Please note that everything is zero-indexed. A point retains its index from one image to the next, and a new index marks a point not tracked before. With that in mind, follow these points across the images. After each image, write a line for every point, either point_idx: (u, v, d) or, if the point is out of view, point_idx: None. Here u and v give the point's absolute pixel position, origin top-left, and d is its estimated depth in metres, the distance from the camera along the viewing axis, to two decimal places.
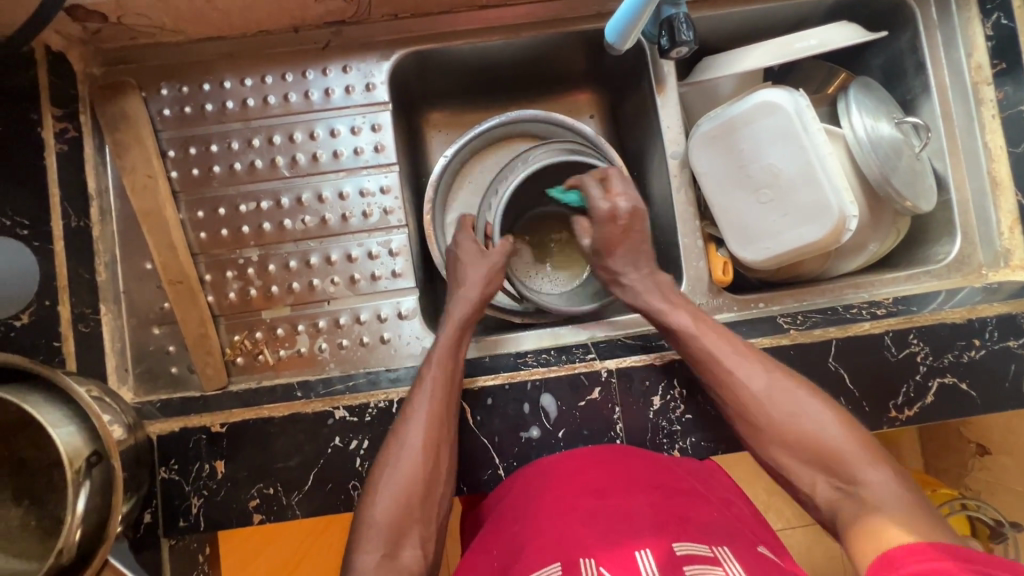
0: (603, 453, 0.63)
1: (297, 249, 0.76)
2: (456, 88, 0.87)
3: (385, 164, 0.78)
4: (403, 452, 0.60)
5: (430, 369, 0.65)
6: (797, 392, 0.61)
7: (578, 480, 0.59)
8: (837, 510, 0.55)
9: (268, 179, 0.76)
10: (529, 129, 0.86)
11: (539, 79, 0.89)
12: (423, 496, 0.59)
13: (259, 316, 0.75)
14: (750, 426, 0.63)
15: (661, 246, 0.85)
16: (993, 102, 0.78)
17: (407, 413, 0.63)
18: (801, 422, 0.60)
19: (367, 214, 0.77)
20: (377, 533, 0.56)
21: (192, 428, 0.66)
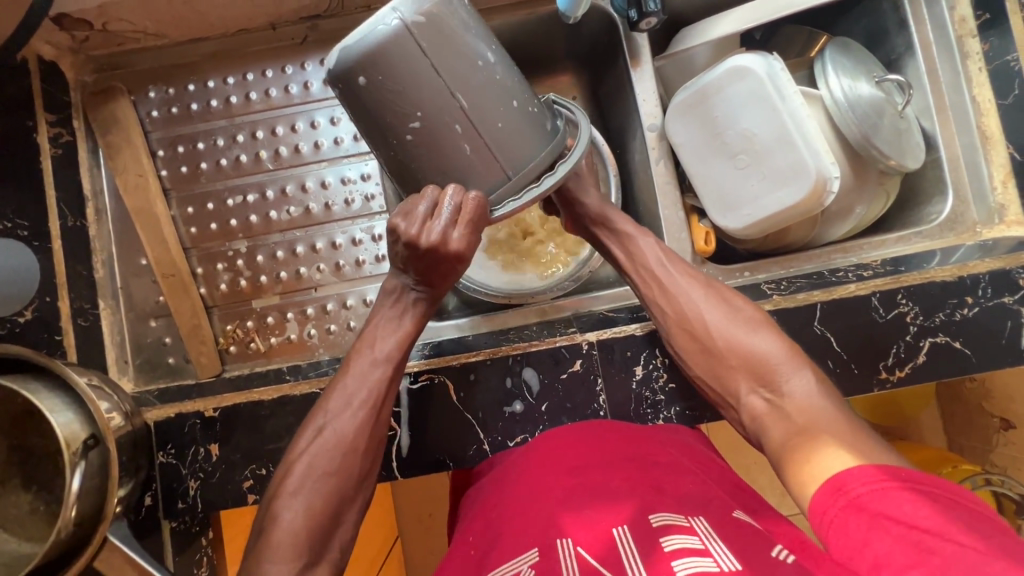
0: (579, 429, 0.64)
1: (283, 240, 0.78)
2: None
3: (364, 152, 0.79)
4: (337, 454, 0.58)
5: (380, 369, 0.63)
6: (753, 336, 0.61)
7: (552, 460, 0.60)
8: (765, 421, 0.58)
9: (253, 173, 0.79)
10: None
11: (518, 63, 0.90)
12: (342, 511, 0.57)
13: (250, 305, 0.78)
14: (692, 343, 0.64)
15: (646, 222, 0.85)
16: (979, 54, 0.76)
17: (343, 402, 0.61)
18: (725, 336, 0.62)
19: (349, 201, 0.79)
20: (290, 536, 0.53)
21: (186, 414, 0.68)
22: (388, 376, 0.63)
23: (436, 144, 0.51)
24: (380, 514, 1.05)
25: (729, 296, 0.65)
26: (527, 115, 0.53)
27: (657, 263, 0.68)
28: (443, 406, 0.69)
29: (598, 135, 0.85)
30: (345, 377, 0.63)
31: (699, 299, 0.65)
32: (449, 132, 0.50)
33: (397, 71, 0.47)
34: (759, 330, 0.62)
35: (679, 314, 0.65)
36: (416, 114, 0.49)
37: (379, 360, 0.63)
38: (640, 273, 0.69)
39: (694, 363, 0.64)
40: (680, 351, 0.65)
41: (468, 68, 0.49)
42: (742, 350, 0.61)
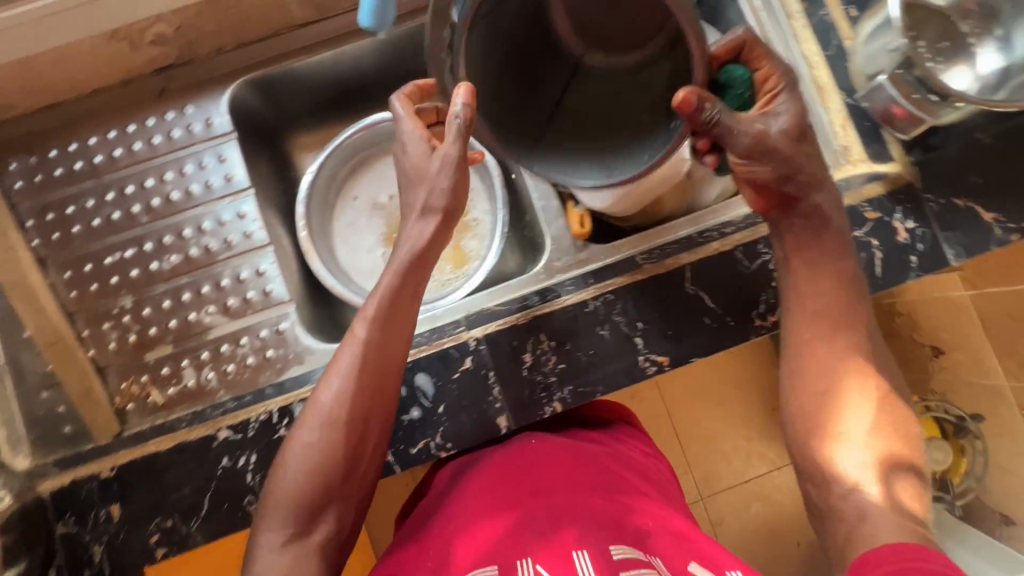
0: (546, 450, 0.67)
1: (167, 291, 0.78)
2: (312, 108, 0.91)
3: (237, 191, 0.80)
4: (329, 422, 0.62)
5: (362, 328, 0.63)
6: (888, 429, 0.60)
7: (519, 479, 0.63)
8: (843, 500, 0.57)
9: (129, 228, 0.79)
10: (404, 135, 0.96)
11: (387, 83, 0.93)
12: (339, 482, 0.61)
13: (143, 360, 0.77)
14: (811, 391, 0.64)
15: (529, 215, 0.87)
16: (800, 13, 0.81)
17: (331, 371, 0.64)
18: (835, 402, 0.62)
19: (228, 240, 0.79)
20: (281, 509, 0.60)
21: (83, 478, 0.68)
22: (375, 341, 0.63)
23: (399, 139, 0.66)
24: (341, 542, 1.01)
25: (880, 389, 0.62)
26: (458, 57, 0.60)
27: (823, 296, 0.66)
28: None
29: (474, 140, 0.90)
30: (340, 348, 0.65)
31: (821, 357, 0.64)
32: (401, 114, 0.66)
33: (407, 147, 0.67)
34: (893, 428, 0.60)
35: (813, 364, 0.64)
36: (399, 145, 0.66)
37: (357, 327, 0.64)
38: (833, 317, 0.65)
39: (796, 410, 0.64)
40: (794, 410, 0.65)
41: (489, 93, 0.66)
42: (843, 421, 0.61)
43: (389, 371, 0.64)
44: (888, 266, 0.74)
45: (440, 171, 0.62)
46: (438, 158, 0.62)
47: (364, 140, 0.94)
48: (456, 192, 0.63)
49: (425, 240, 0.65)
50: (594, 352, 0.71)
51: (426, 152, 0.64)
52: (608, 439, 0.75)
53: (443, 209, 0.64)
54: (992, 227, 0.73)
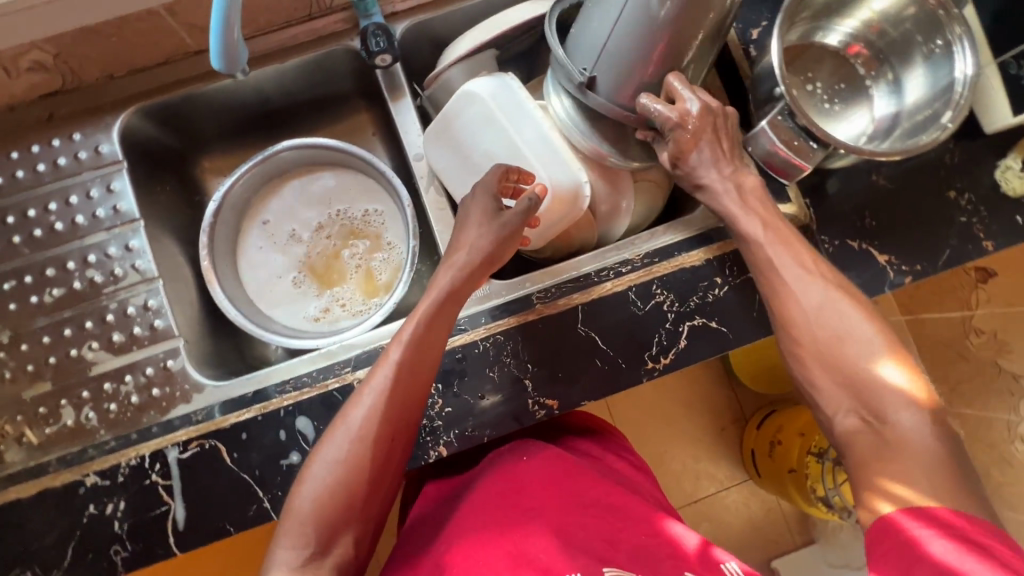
0: (535, 471, 0.68)
1: (47, 326, 0.75)
2: (219, 133, 0.90)
3: (127, 222, 0.78)
4: (354, 439, 0.60)
5: (396, 350, 0.63)
6: (881, 358, 0.61)
7: (515, 497, 0.64)
8: (859, 441, 0.59)
9: (9, 260, 0.76)
10: (317, 160, 0.94)
11: (297, 108, 0.93)
12: (357, 501, 0.59)
13: (20, 397, 0.74)
14: (809, 348, 0.64)
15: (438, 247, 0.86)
16: None
17: (362, 390, 0.63)
18: (844, 352, 0.62)
19: (114, 272, 0.77)
20: (297, 522, 0.57)
21: None
22: (410, 363, 0.63)
23: (506, 119, 0.74)
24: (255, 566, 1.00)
25: (863, 304, 0.64)
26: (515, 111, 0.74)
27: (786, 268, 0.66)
28: (217, 469, 0.67)
29: (384, 165, 0.88)
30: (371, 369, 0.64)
31: (812, 306, 0.64)
32: (492, 107, 0.73)
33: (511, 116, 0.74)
34: (877, 350, 0.61)
35: (810, 331, 0.64)
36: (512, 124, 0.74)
37: (392, 348, 0.64)
38: (827, 277, 0.65)
39: (808, 367, 0.64)
40: (796, 365, 0.65)
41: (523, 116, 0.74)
42: (857, 368, 0.61)
43: (415, 401, 0.63)
44: None
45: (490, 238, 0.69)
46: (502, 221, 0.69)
47: (273, 166, 0.92)
48: (501, 244, 0.70)
49: (458, 279, 0.68)
50: (481, 394, 0.70)
51: (488, 215, 0.70)
52: (586, 453, 0.79)
53: (488, 257, 0.69)
54: (885, 268, 0.73)
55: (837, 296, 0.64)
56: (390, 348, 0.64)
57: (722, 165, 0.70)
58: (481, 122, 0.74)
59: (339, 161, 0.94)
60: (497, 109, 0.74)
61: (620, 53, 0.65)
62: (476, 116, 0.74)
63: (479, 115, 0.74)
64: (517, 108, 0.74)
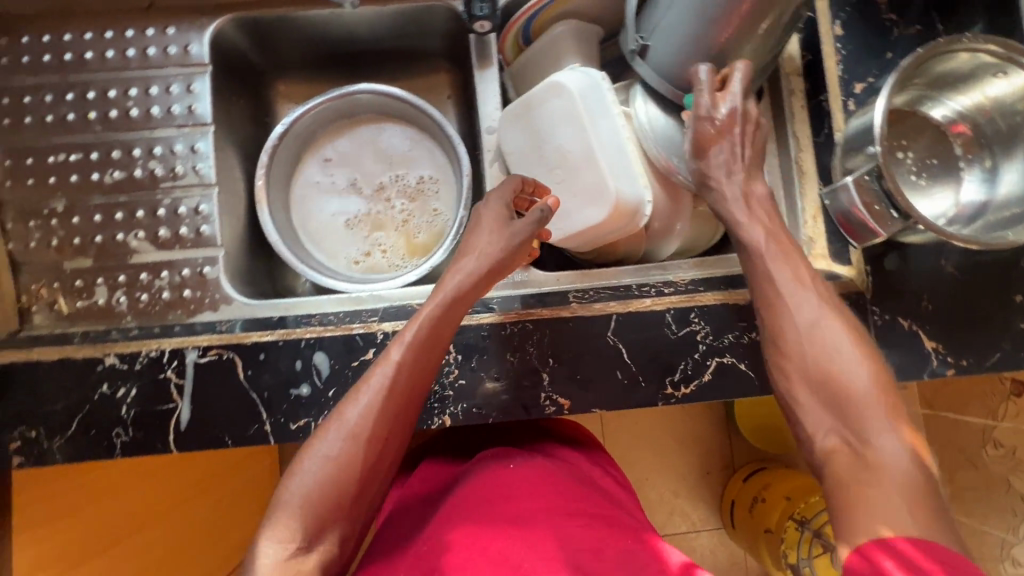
0: (522, 480, 0.69)
1: (103, 204, 0.77)
2: (302, 60, 0.92)
3: (198, 125, 0.79)
4: (347, 435, 0.57)
5: (398, 350, 0.60)
6: (882, 388, 0.52)
7: (504, 502, 0.65)
8: (837, 459, 0.51)
9: (80, 133, 0.78)
10: (388, 110, 0.95)
11: (381, 54, 0.93)
12: (345, 500, 0.56)
13: (60, 266, 0.76)
14: (786, 369, 0.56)
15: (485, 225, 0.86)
16: (801, 92, 0.79)
17: (362, 387, 0.60)
18: (828, 370, 0.54)
19: (175, 168, 0.78)
20: (286, 516, 0.54)
21: None
22: (412, 363, 0.61)
23: (588, 120, 0.72)
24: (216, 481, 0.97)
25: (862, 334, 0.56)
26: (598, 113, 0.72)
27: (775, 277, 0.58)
28: (228, 382, 0.68)
29: (451, 130, 0.89)
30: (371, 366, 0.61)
31: (805, 327, 0.56)
32: (578, 104, 0.72)
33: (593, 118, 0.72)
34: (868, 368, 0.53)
35: (805, 345, 0.55)
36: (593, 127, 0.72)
37: (394, 348, 0.60)
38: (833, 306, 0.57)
39: (792, 388, 0.56)
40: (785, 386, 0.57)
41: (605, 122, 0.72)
42: (843, 392, 0.53)
43: (414, 398, 0.61)
44: None
45: (499, 246, 0.65)
46: (509, 231, 0.66)
47: (346, 106, 0.93)
48: (508, 254, 0.65)
49: (469, 285, 0.63)
50: (498, 376, 0.70)
51: (497, 224, 0.66)
52: (569, 464, 0.78)
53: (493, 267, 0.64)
54: (930, 355, 0.71)
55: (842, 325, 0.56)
56: (390, 349, 0.61)
57: (735, 169, 0.63)
58: (563, 117, 0.73)
59: (411, 117, 0.95)
60: (581, 107, 0.72)
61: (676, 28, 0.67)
62: (559, 109, 0.73)
63: (563, 109, 0.73)
64: (601, 111, 0.72)
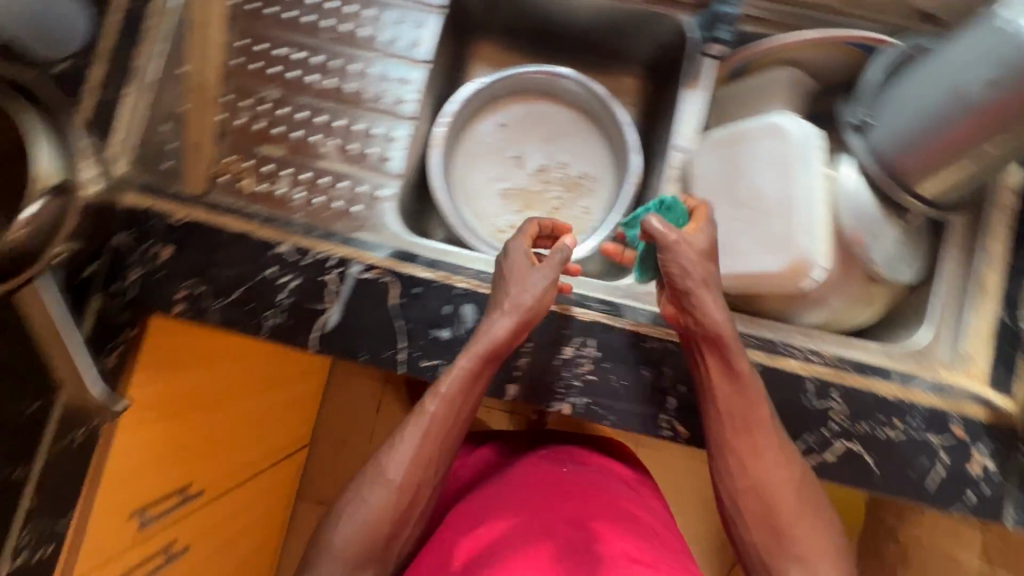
0: (573, 480, 0.79)
1: (309, 106, 0.82)
2: (512, 31, 0.99)
3: (415, 59, 0.84)
4: (380, 483, 0.63)
5: (432, 403, 0.63)
6: (828, 539, 0.60)
7: (554, 500, 0.75)
8: None
9: (310, 35, 0.83)
10: (573, 102, 0.98)
11: (584, 45, 0.97)
12: (386, 540, 0.63)
13: (255, 149, 0.80)
14: (759, 513, 0.61)
15: None
16: (1009, 208, 0.76)
17: (394, 439, 0.64)
18: (790, 521, 0.60)
19: (383, 94, 0.83)
20: (335, 558, 0.61)
21: (157, 211, 0.73)
22: (442, 417, 0.64)
23: (797, 170, 0.71)
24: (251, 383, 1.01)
25: (811, 486, 0.62)
26: (808, 167, 0.71)
27: (762, 425, 0.62)
28: (379, 303, 0.71)
29: (632, 137, 0.91)
30: (403, 423, 0.65)
31: (792, 479, 0.61)
32: (792, 152, 0.71)
33: (801, 170, 0.71)
34: (823, 519, 0.61)
35: (767, 482, 0.61)
36: (799, 178, 0.71)
37: (430, 398, 0.64)
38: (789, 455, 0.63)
39: (754, 534, 0.61)
40: (750, 537, 0.61)
41: (813, 177, 0.71)
42: (814, 550, 0.59)
43: (458, 429, 0.66)
44: (945, 487, 0.69)
45: (535, 303, 0.64)
46: (539, 274, 0.65)
47: (537, 82, 0.96)
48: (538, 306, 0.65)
49: (504, 335, 0.63)
50: (625, 384, 0.70)
51: (529, 269, 0.66)
52: (626, 480, 0.85)
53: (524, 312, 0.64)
54: None
55: (801, 474, 0.62)
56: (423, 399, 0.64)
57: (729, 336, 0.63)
58: (772, 158, 0.72)
59: (592, 111, 0.97)
60: (794, 155, 0.71)
61: (910, 112, 0.67)
62: (771, 151, 0.73)
63: (774, 151, 0.72)
64: (813, 165, 0.71)
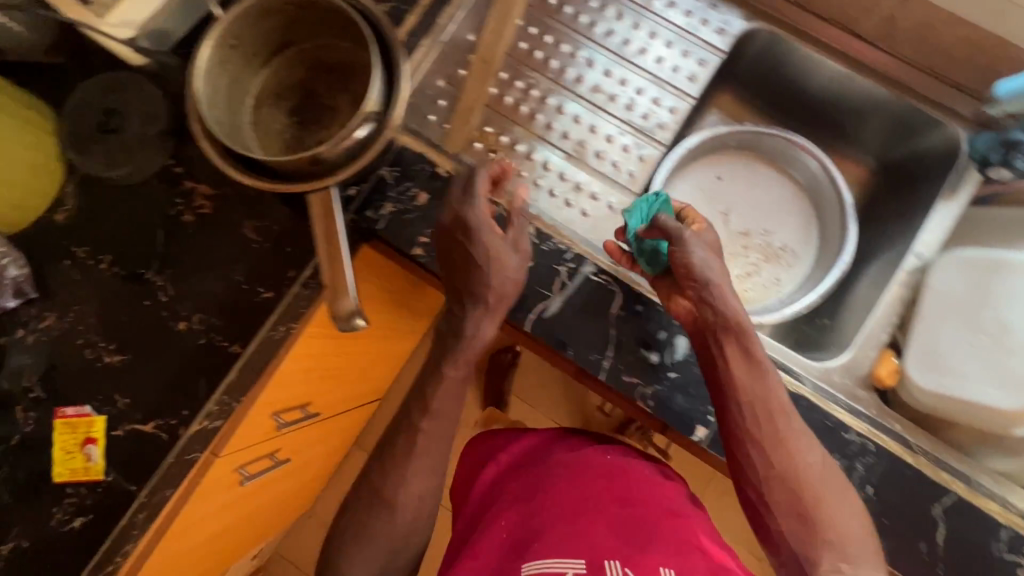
0: (601, 468, 0.84)
1: (577, 107, 0.86)
2: (760, 87, 0.96)
3: (685, 93, 0.88)
4: (388, 504, 0.77)
5: (423, 421, 0.77)
6: (857, 529, 0.62)
7: (581, 488, 0.81)
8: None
9: (596, 42, 0.88)
10: (796, 177, 0.98)
11: (829, 122, 0.96)
12: (409, 536, 0.79)
13: (514, 128, 0.86)
14: (788, 495, 0.63)
15: (827, 319, 0.92)
16: None
17: (392, 462, 0.78)
18: (805, 492, 0.62)
19: (647, 117, 0.87)
20: (355, 559, 0.78)
21: (425, 158, 0.77)
22: (428, 432, 0.77)
23: None
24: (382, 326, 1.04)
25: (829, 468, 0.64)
26: None
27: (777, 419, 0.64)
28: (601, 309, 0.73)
29: (852, 224, 0.92)
30: (397, 450, 0.78)
31: (812, 464, 0.64)
32: None
33: None
34: (850, 503, 0.63)
35: (773, 457, 0.64)
36: None
37: (418, 424, 0.77)
38: (761, 423, 0.65)
39: (784, 521, 0.63)
40: (773, 519, 0.63)
41: None
42: (838, 521, 0.62)
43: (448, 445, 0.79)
44: None
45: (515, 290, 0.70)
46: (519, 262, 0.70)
47: (772, 144, 0.97)
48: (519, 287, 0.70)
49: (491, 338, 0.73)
50: None
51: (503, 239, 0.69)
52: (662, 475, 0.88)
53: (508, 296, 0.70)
54: None
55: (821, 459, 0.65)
56: (444, 367, 0.75)
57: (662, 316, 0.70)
58: None
59: (814, 189, 0.97)
60: None
61: None
62: None
63: None
64: None
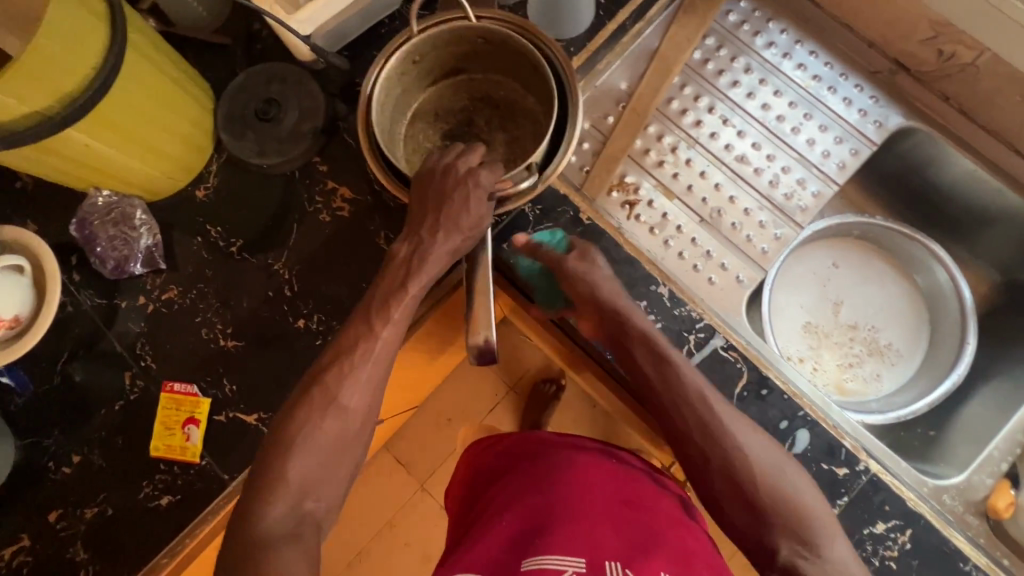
0: (603, 471, 0.70)
1: (718, 175, 0.87)
2: (890, 181, 0.94)
3: (831, 179, 0.88)
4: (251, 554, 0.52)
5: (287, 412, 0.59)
6: (736, 448, 0.60)
7: (589, 487, 0.67)
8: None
9: (752, 113, 0.89)
10: (914, 278, 0.95)
11: (957, 231, 0.92)
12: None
13: (651, 182, 0.86)
14: (729, 490, 0.59)
15: (933, 433, 0.88)
16: None
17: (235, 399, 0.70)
18: (722, 458, 0.60)
19: (789, 197, 0.87)
20: None
21: (568, 202, 0.77)
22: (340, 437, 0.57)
23: None
24: (452, 327, 0.86)
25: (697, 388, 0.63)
26: None
27: (708, 408, 0.62)
28: (725, 386, 0.72)
29: (971, 336, 0.89)
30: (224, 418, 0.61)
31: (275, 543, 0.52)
32: None
33: None
34: (707, 421, 0.61)
35: (691, 431, 0.61)
36: None
37: None
38: (687, 415, 0.62)
39: (736, 517, 0.59)
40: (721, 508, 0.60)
41: None
42: (791, 504, 0.58)
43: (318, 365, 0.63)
44: None
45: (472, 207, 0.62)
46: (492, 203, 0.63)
47: (897, 242, 0.95)
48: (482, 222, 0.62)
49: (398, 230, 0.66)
50: None
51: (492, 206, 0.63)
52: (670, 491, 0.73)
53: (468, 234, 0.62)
54: None
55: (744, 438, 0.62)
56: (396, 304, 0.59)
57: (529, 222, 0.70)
58: None
59: (932, 297, 0.94)
60: None
61: None
62: None
63: None
64: None
